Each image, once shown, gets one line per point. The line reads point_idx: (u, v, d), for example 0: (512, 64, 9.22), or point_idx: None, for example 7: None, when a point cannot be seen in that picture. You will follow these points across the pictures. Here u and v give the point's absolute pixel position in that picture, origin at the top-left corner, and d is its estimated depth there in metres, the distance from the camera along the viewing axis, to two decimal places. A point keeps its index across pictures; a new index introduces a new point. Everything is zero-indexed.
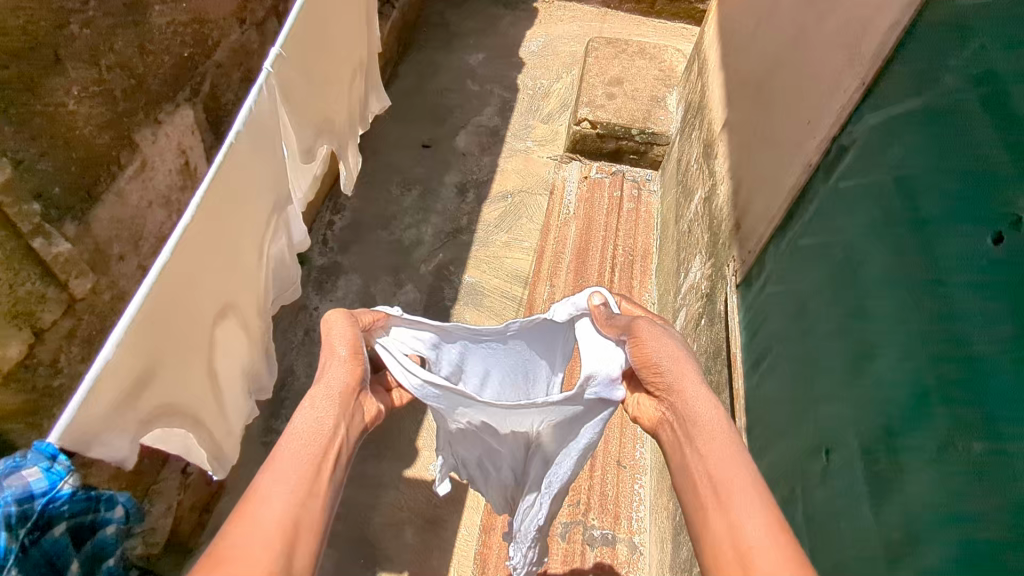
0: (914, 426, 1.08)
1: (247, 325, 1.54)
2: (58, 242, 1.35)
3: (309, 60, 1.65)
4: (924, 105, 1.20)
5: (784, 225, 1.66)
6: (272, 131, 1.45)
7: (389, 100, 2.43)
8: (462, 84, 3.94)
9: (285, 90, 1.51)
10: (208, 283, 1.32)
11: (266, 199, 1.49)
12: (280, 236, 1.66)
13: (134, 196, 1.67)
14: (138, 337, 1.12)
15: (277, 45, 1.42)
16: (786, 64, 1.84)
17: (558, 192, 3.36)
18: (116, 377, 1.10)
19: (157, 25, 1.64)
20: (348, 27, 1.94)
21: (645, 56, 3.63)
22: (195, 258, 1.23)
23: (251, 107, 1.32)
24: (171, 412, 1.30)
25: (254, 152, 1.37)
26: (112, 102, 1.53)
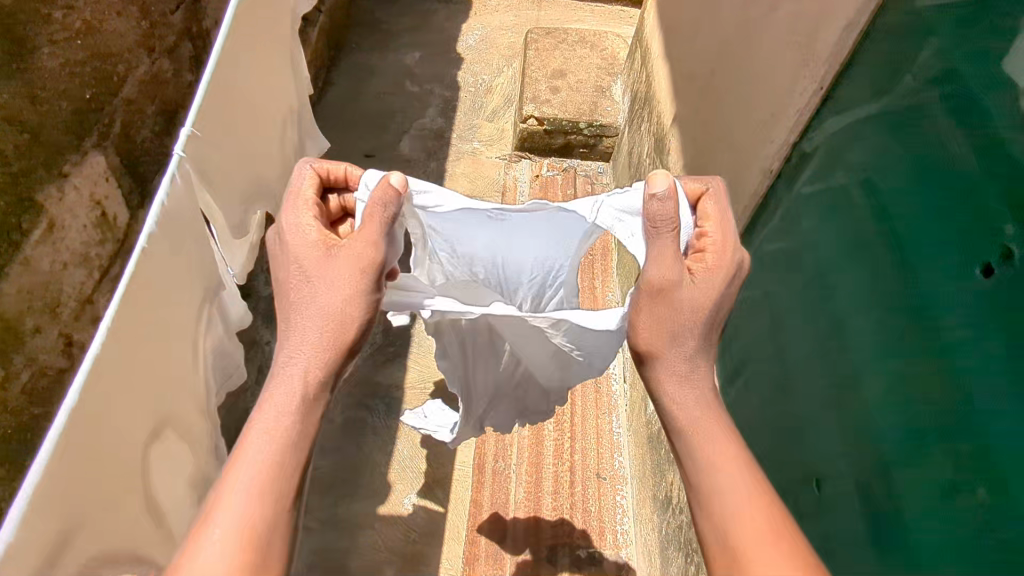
0: (904, 476, 1.02)
1: (186, 426, 1.40)
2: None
3: (230, 124, 1.51)
4: (883, 134, 1.15)
5: (749, 234, 1.61)
6: (193, 217, 1.32)
7: (328, 143, 2.25)
8: (400, 85, 3.78)
9: (205, 166, 1.38)
10: (135, 400, 1.19)
11: (194, 291, 1.36)
12: (217, 322, 1.53)
13: (45, 262, 1.50)
14: (51, 500, 0.98)
15: (187, 125, 1.29)
16: (735, 59, 1.77)
17: (510, 193, 3.26)
18: (31, 548, 0.96)
19: (48, 69, 1.46)
20: (272, 75, 1.80)
21: (585, 45, 3.54)
22: (113, 383, 1.11)
23: (163, 201, 1.20)
24: (104, 559, 1.16)
25: (173, 247, 1.25)
26: (4, 163, 1.36)
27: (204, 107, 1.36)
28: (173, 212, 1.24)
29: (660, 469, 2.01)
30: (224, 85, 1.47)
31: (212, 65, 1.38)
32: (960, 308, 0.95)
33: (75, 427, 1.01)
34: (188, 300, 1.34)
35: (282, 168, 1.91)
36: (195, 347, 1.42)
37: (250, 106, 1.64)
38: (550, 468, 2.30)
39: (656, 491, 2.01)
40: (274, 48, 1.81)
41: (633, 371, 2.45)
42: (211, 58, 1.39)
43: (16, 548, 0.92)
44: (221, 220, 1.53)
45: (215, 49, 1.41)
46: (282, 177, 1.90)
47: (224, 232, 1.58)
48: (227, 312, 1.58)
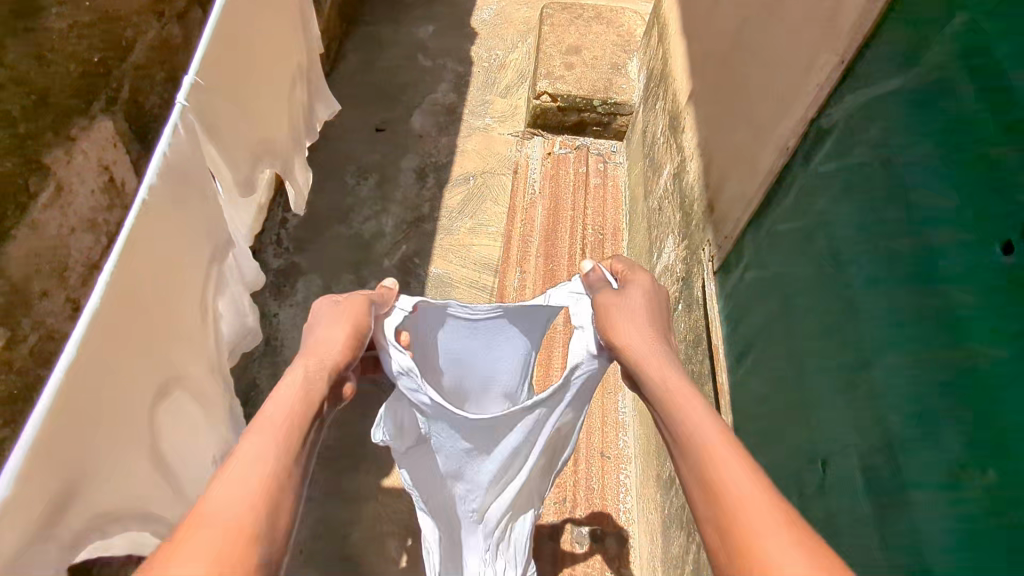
0: (913, 450, 1.01)
1: (195, 386, 1.40)
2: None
3: (237, 76, 1.49)
4: (908, 98, 1.11)
5: (760, 213, 1.58)
6: (198, 172, 1.30)
7: (338, 105, 2.23)
8: (413, 59, 3.73)
9: (208, 117, 1.36)
10: (140, 357, 1.19)
11: (199, 249, 1.35)
12: (225, 283, 1.53)
13: (54, 226, 1.50)
14: (51, 456, 0.99)
15: (190, 71, 1.26)
16: (754, 33, 1.73)
17: (522, 171, 3.22)
18: (29, 502, 0.97)
19: (56, 29, 1.44)
20: (281, 31, 1.77)
21: (602, 21, 3.47)
22: (116, 337, 1.10)
23: (165, 153, 1.18)
24: (108, 515, 1.17)
25: (177, 201, 1.23)
26: (11, 124, 1.35)
27: (208, 58, 1.34)
28: (176, 164, 1.22)
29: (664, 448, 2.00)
30: (230, 36, 1.44)
31: (217, 12, 1.35)
32: (982, 278, 0.92)
33: (75, 383, 1.01)
34: (193, 258, 1.33)
35: (290, 129, 1.90)
36: (204, 306, 1.41)
37: (258, 60, 1.61)
38: None
39: (660, 471, 2.01)
40: (282, 4, 1.77)
41: None
42: (216, 6, 1.36)
43: (12, 501, 0.93)
44: (226, 174, 1.52)
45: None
46: (290, 138, 1.88)
47: (229, 188, 1.56)
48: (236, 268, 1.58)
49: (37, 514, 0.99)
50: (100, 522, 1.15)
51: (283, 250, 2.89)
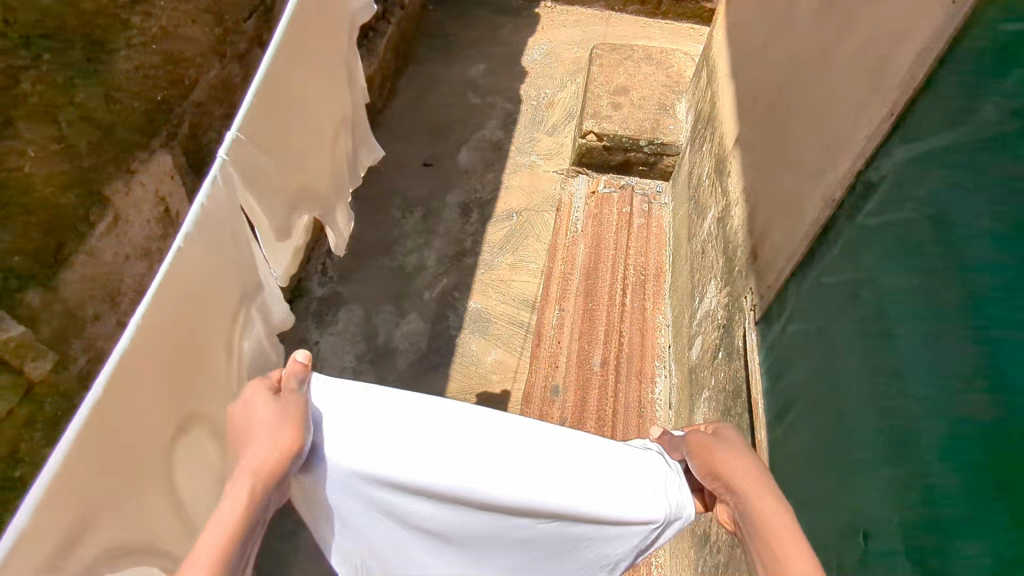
0: (960, 542, 0.94)
1: (220, 426, 1.43)
2: (9, 326, 1.28)
3: (277, 128, 1.54)
4: (965, 166, 1.06)
5: (805, 264, 1.51)
6: (236, 220, 1.34)
7: (382, 151, 2.25)
8: (463, 97, 3.82)
9: (249, 172, 1.41)
10: (164, 395, 1.22)
11: (232, 292, 1.38)
12: (257, 324, 1.53)
13: (109, 253, 1.57)
14: (68, 489, 1.02)
15: (233, 128, 1.32)
16: (803, 82, 1.70)
17: (565, 208, 3.21)
18: (42, 539, 0.99)
19: (124, 71, 1.54)
20: (327, 82, 1.83)
21: (652, 62, 3.49)
22: (141, 376, 1.14)
23: (204, 202, 1.22)
24: (119, 548, 1.20)
25: (211, 247, 1.27)
26: (75, 157, 1.43)
27: (251, 113, 1.39)
28: (214, 211, 1.26)
29: None
30: (271, 93, 1.49)
31: (258, 79, 1.40)
32: None
33: (96, 425, 1.04)
34: (224, 299, 1.36)
35: (331, 175, 1.92)
36: (231, 344, 1.44)
37: (301, 112, 1.66)
38: None
39: (694, 527, 1.92)
40: (327, 53, 1.82)
41: (679, 400, 2.36)
42: (261, 70, 1.42)
43: (29, 537, 0.96)
44: (265, 223, 1.56)
45: (265, 61, 1.44)
46: (331, 184, 1.92)
47: (270, 235, 1.60)
48: (268, 311, 1.56)
49: (52, 550, 1.02)
50: (110, 553, 1.17)
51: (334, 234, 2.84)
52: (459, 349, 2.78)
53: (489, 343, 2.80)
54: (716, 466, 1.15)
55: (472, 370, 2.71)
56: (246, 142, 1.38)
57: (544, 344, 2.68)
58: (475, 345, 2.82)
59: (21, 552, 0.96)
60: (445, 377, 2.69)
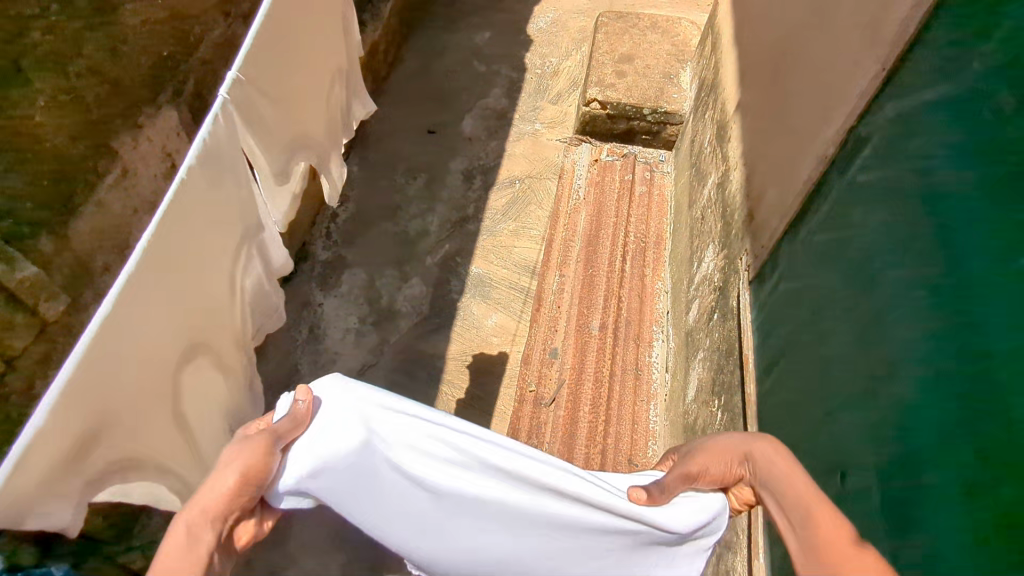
0: (933, 467, 0.99)
1: (220, 360, 1.49)
2: (23, 267, 1.30)
3: (278, 75, 1.57)
4: (950, 112, 1.09)
5: (796, 222, 1.54)
6: (237, 160, 1.38)
7: (374, 105, 2.27)
8: (468, 64, 3.82)
9: (249, 114, 1.44)
10: (171, 326, 1.27)
11: (235, 232, 1.43)
12: (256, 265, 1.57)
13: (118, 206, 1.61)
14: (79, 403, 1.07)
15: (231, 71, 1.34)
16: (802, 44, 1.71)
17: (567, 176, 3.23)
18: (54, 446, 1.05)
19: (131, 25, 1.57)
20: (323, 32, 1.84)
21: (657, 30, 3.48)
22: (150, 303, 1.18)
23: (205, 137, 1.26)
24: (129, 466, 1.27)
25: (214, 185, 1.30)
26: (84, 111, 1.46)
27: (252, 55, 1.42)
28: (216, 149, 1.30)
29: None
30: (272, 38, 1.51)
31: (258, 21, 1.42)
32: (1019, 300, 0.92)
33: (107, 344, 1.09)
34: (227, 238, 1.40)
35: (326, 126, 1.95)
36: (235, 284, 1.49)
37: (299, 62, 1.68)
38: (581, 452, 2.32)
39: None
40: (326, 6, 1.84)
41: (676, 363, 2.39)
42: (261, 11, 1.44)
43: (44, 439, 1.02)
44: (263, 166, 1.58)
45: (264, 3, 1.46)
46: (325, 135, 1.94)
47: (268, 179, 1.63)
48: (267, 251, 1.59)
49: (62, 458, 1.08)
50: (119, 469, 1.24)
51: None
52: (460, 313, 2.82)
53: (490, 307, 2.84)
54: (748, 448, 1.13)
55: (472, 333, 2.76)
56: (246, 83, 1.41)
57: (544, 309, 2.72)
58: (476, 309, 2.85)
59: (36, 453, 1.02)
60: (446, 339, 2.74)
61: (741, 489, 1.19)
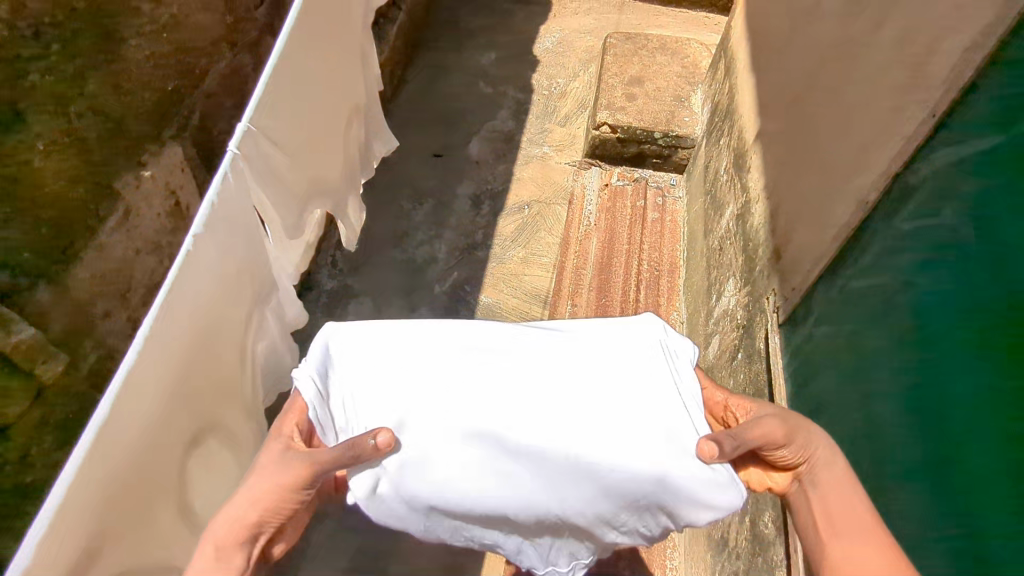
0: (980, 457, 1.02)
1: (229, 431, 1.42)
2: (19, 329, 1.23)
3: (290, 123, 1.49)
4: (1009, 171, 1.02)
5: (833, 266, 1.47)
6: (246, 220, 1.30)
7: (396, 143, 2.20)
8: (474, 86, 3.77)
9: (260, 167, 1.37)
10: (174, 404, 1.20)
11: (242, 296, 1.36)
12: (265, 325, 1.50)
13: (119, 249, 1.54)
14: (79, 502, 1.00)
15: (243, 120, 1.27)
16: (831, 78, 1.64)
17: (577, 201, 3.17)
18: (57, 553, 0.98)
19: (135, 61, 1.49)
20: (340, 73, 1.78)
21: (666, 51, 3.44)
22: (150, 386, 1.11)
23: (213, 201, 1.18)
24: (137, 558, 1.19)
25: (222, 249, 1.23)
26: (86, 152, 1.39)
27: (263, 105, 1.35)
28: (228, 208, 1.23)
29: None
30: (284, 86, 1.44)
31: (269, 71, 1.35)
32: None
33: (105, 439, 1.02)
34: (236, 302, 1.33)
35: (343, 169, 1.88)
36: (245, 349, 1.42)
37: (313, 107, 1.62)
38: None
39: (712, 531, 1.87)
40: (342, 45, 1.77)
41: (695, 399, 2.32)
42: (271, 60, 1.38)
43: (47, 546, 0.95)
44: (276, 218, 1.51)
45: (275, 50, 1.39)
46: (341, 177, 1.86)
47: (280, 231, 1.56)
48: (277, 307, 1.54)
49: (66, 563, 1.01)
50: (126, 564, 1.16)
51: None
52: None
53: None
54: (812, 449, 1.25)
55: None
56: (257, 134, 1.34)
57: None
58: None
59: (39, 562, 0.94)
60: None
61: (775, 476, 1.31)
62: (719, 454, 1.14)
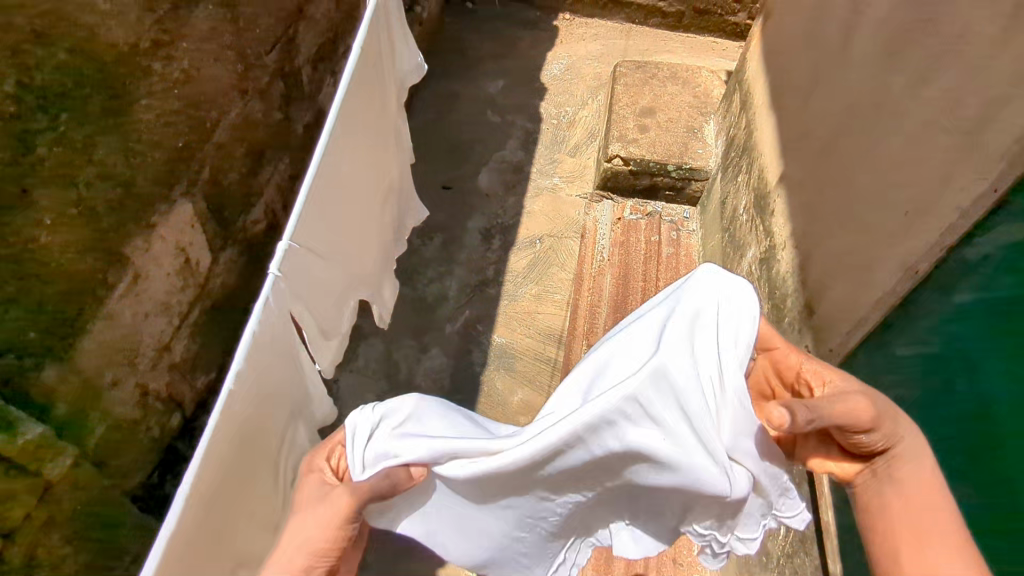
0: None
1: (262, 555, 1.34)
2: (29, 428, 1.21)
3: (325, 224, 1.41)
4: None
5: (882, 343, 1.42)
6: (285, 340, 1.22)
7: (426, 211, 2.12)
8: (482, 115, 3.71)
9: (295, 281, 1.28)
10: (210, 549, 1.13)
11: (279, 417, 1.28)
12: (302, 434, 1.42)
13: (127, 315, 1.47)
14: None
15: (284, 239, 1.20)
16: (867, 130, 1.58)
17: (590, 235, 3.11)
18: None
19: (145, 121, 1.43)
20: (376, 157, 1.69)
21: (677, 81, 3.39)
22: (186, 544, 1.04)
23: (255, 333, 1.10)
24: None
25: (259, 378, 1.16)
26: (94, 220, 1.33)
27: (301, 214, 1.27)
28: (262, 339, 1.14)
29: (748, 568, 1.80)
30: (322, 187, 1.36)
31: (309, 180, 1.27)
32: None
33: None
34: (272, 424, 1.26)
35: (376, 255, 1.78)
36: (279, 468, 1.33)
37: (349, 201, 1.53)
38: None
39: None
40: (379, 127, 1.69)
41: None
42: (312, 166, 1.30)
43: None
44: (312, 325, 1.41)
45: (317, 154, 1.31)
46: (374, 262, 1.77)
47: (316, 336, 1.47)
48: (314, 411, 1.45)
49: None
50: None
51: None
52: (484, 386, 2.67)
53: (514, 381, 2.69)
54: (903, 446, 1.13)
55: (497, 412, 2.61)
56: (296, 248, 1.26)
57: None
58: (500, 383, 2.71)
59: None
60: None
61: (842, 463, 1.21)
62: (789, 422, 0.96)
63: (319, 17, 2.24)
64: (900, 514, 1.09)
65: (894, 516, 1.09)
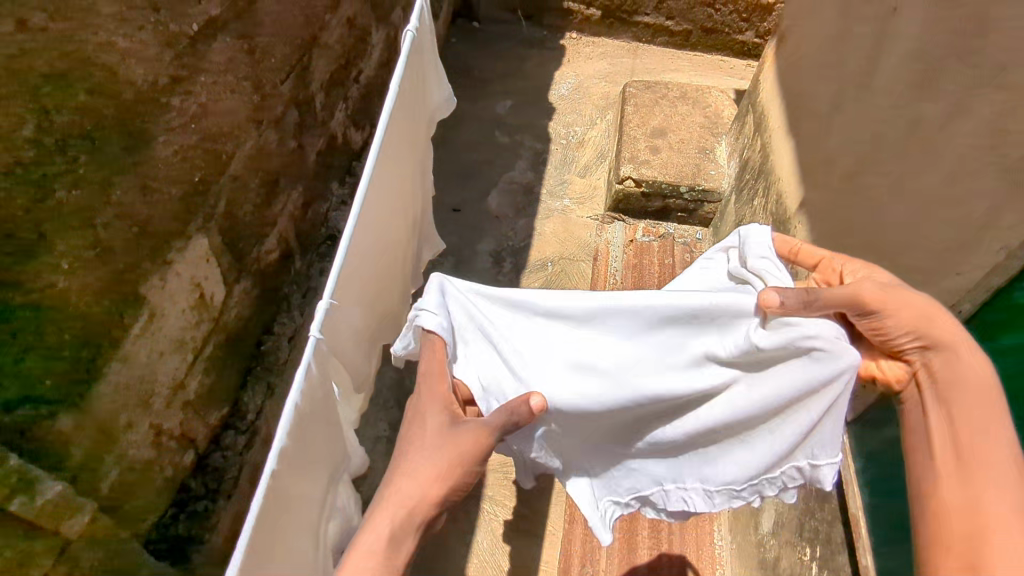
0: None
1: None
2: (45, 488, 1.19)
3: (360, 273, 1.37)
4: None
5: None
6: (321, 404, 1.18)
7: (444, 245, 2.10)
8: (490, 136, 3.69)
9: (332, 336, 1.25)
10: None
11: (316, 483, 1.24)
12: (337, 493, 1.37)
13: (143, 355, 1.43)
14: None
15: (324, 297, 1.16)
16: (897, 160, 1.55)
17: (602, 257, 3.08)
18: None
19: (161, 158, 1.40)
20: (405, 195, 1.66)
21: (688, 101, 3.37)
22: None
23: (297, 402, 1.06)
24: None
25: (300, 448, 1.12)
26: (111, 261, 1.29)
27: (341, 267, 1.23)
28: (302, 408, 1.09)
29: None
30: (360, 234, 1.33)
31: (349, 230, 1.24)
32: None
33: None
34: (311, 492, 1.21)
35: (399, 295, 1.75)
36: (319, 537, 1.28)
37: (380, 244, 1.50)
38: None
39: None
40: (408, 164, 1.65)
41: None
42: (352, 214, 1.26)
43: None
44: (345, 377, 1.38)
45: (356, 202, 1.28)
46: (398, 301, 1.74)
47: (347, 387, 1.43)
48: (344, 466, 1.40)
49: None
50: None
51: (346, 206, 2.42)
52: None
53: None
54: (952, 345, 1.11)
55: None
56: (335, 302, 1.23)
57: None
58: None
59: None
60: None
61: (890, 366, 1.19)
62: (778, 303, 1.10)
63: (333, 43, 2.23)
64: (950, 440, 1.07)
65: (947, 436, 1.07)
